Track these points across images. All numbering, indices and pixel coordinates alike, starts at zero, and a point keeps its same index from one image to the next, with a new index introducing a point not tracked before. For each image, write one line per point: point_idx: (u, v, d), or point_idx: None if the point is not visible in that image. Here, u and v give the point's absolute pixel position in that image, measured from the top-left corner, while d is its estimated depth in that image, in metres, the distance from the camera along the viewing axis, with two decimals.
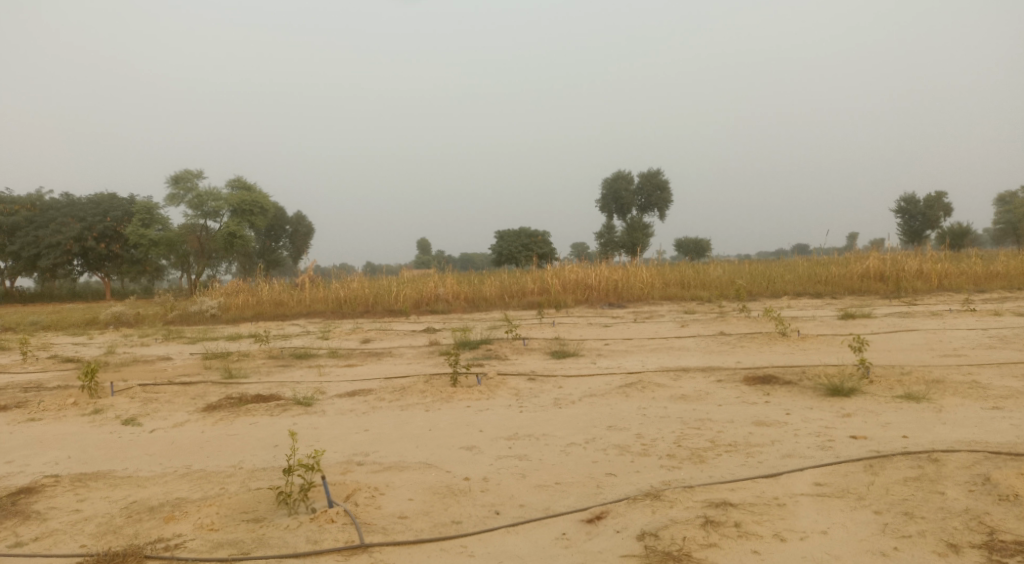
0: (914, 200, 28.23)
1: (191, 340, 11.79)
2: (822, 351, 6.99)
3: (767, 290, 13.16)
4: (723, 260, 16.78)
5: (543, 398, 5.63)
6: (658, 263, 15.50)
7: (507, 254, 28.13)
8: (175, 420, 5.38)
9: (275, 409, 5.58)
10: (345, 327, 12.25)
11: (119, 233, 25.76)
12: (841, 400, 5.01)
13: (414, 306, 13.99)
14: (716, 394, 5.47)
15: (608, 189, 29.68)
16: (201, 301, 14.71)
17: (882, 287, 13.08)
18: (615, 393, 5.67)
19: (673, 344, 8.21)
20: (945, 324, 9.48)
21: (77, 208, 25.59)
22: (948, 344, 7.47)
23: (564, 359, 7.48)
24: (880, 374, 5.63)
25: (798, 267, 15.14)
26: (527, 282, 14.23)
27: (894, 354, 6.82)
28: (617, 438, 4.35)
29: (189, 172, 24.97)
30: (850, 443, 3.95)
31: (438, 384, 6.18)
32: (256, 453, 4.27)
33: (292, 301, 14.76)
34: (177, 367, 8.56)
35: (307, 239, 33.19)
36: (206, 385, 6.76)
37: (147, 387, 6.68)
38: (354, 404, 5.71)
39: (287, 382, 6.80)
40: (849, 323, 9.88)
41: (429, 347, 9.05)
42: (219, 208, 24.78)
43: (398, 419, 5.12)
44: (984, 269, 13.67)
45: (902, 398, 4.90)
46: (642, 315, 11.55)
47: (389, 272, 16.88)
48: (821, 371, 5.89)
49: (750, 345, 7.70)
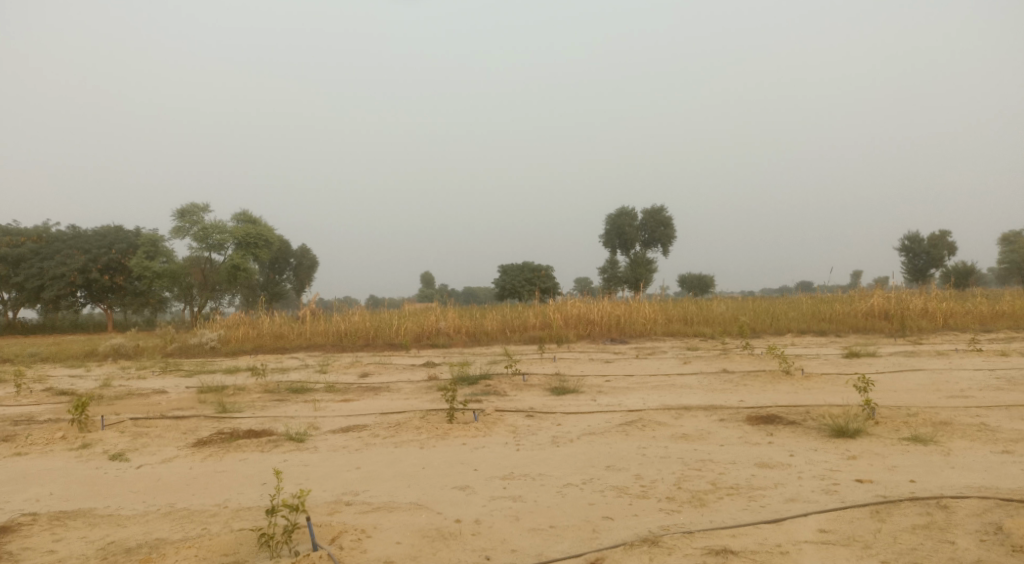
0: (917, 239, 28.20)
1: (188, 373, 11.68)
2: (826, 391, 6.86)
3: (771, 327, 13.05)
4: (726, 297, 16.69)
5: (541, 435, 5.51)
6: (661, 298, 15.42)
7: (510, 289, 28.09)
8: (164, 456, 5.27)
9: (266, 445, 5.47)
10: (344, 361, 12.14)
11: (123, 265, 25.83)
12: (846, 441, 4.87)
13: (415, 339, 13.88)
14: (718, 433, 5.34)
15: (611, 225, 29.76)
16: (201, 333, 14.64)
17: (887, 326, 12.95)
18: (615, 432, 5.54)
19: (674, 381, 8.09)
20: (951, 363, 9.33)
21: (83, 240, 25.73)
22: (955, 385, 7.33)
23: (564, 396, 7.36)
24: (886, 415, 5.50)
25: (802, 305, 15.04)
26: (528, 317, 14.14)
27: (900, 394, 6.68)
28: (615, 478, 4.22)
29: (195, 206, 25.13)
30: (856, 487, 3.82)
31: (434, 421, 6.06)
32: (243, 490, 4.15)
33: (292, 334, 14.67)
34: (171, 400, 8.46)
35: (311, 272, 33.23)
36: (198, 419, 6.65)
37: (138, 421, 6.58)
38: (348, 440, 5.59)
39: (281, 417, 6.68)
40: (854, 362, 9.75)
41: (427, 382, 8.94)
42: (223, 241, 24.87)
43: (391, 457, 5.00)
44: (990, 308, 13.54)
45: (909, 440, 4.77)
46: (644, 351, 11.43)
47: (391, 306, 16.82)
48: (825, 411, 5.76)
49: (753, 383, 7.57)
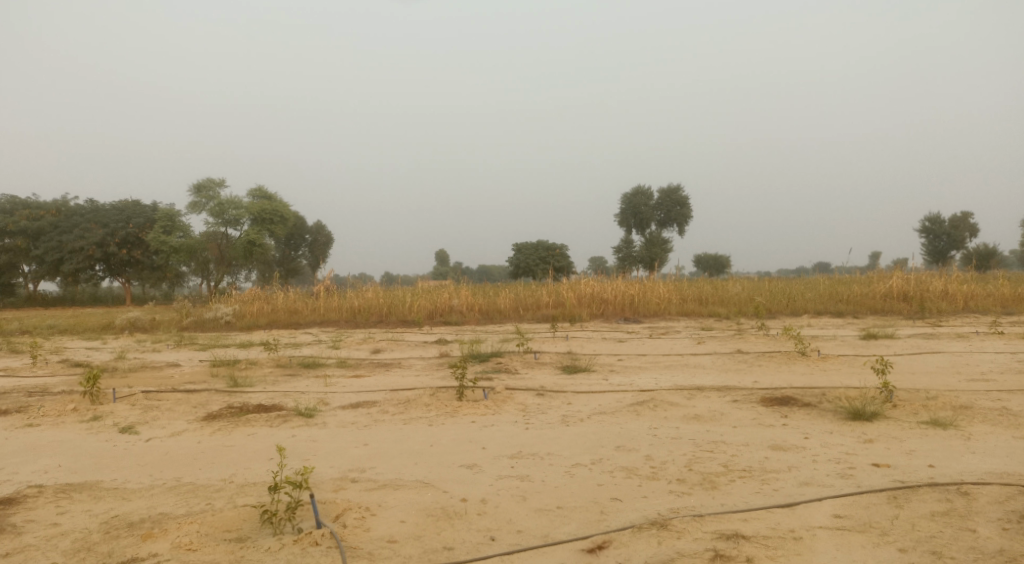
0: (938, 220, 27.71)
1: (202, 347, 11.74)
2: (842, 373, 6.74)
3: (787, 308, 12.87)
4: (742, 277, 16.51)
5: (551, 414, 5.45)
6: (675, 278, 15.28)
7: (525, 267, 27.99)
8: (173, 429, 5.27)
9: (275, 420, 5.45)
10: (357, 337, 12.14)
11: (141, 239, 25.98)
12: (862, 424, 4.77)
13: (428, 317, 13.85)
14: (731, 415, 5.25)
15: (627, 204, 29.49)
16: (216, 308, 14.69)
17: (905, 307, 12.73)
18: (626, 411, 5.47)
19: (688, 361, 7.99)
20: (972, 346, 9.15)
21: (101, 214, 25.89)
22: (975, 368, 7.18)
23: (575, 374, 7.29)
24: (904, 399, 5.38)
25: (819, 286, 14.84)
26: (542, 295, 14.07)
27: (919, 377, 6.54)
28: (625, 459, 4.15)
29: (212, 181, 25.15)
30: (873, 471, 3.72)
31: (444, 398, 6.02)
32: (250, 466, 4.13)
33: (306, 309, 14.69)
34: (184, 373, 8.48)
35: (326, 249, 33.29)
36: (209, 393, 6.65)
37: (149, 394, 6.59)
38: (356, 416, 5.56)
39: (291, 392, 6.67)
40: (871, 344, 9.59)
41: (438, 359, 8.90)
42: (239, 217, 24.93)
43: (399, 434, 4.96)
44: (1012, 291, 13.28)
45: (928, 424, 4.65)
46: (658, 331, 11.34)
47: (405, 283, 16.79)
48: (841, 393, 5.64)
49: (768, 364, 7.46)
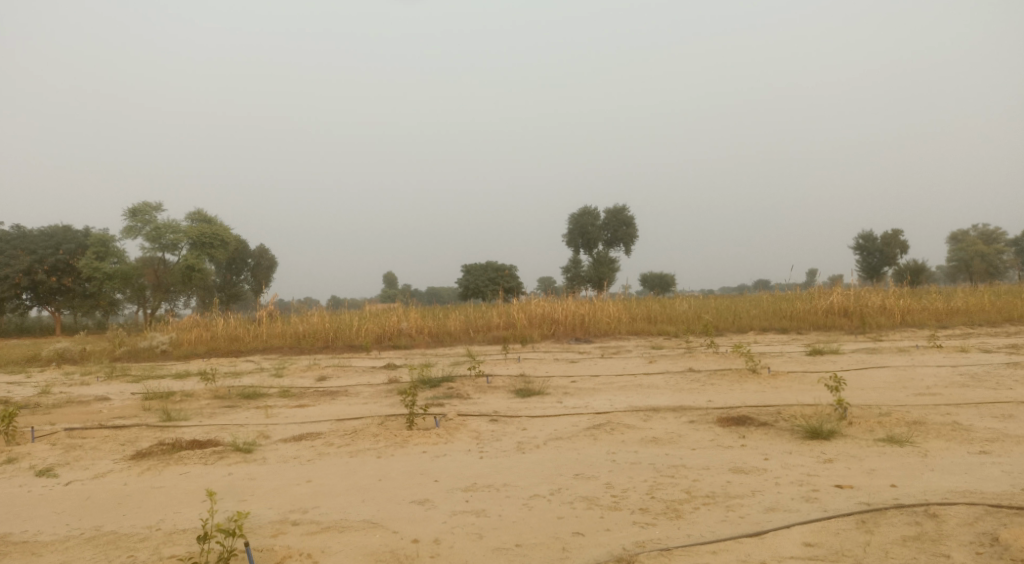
0: (871, 238, 28.75)
1: (135, 378, 11.12)
2: (794, 390, 6.74)
3: (734, 325, 12.99)
4: (688, 296, 16.68)
5: (505, 442, 5.24)
6: (625, 297, 15.31)
7: (474, 289, 27.79)
8: (97, 471, 4.86)
9: (210, 457, 5.08)
10: (301, 364, 11.68)
11: (72, 266, 24.78)
12: (820, 444, 4.71)
13: (376, 341, 13.47)
14: (689, 437, 5.14)
15: (574, 224, 29.66)
16: (152, 336, 14.02)
17: (847, 323, 13.00)
18: (583, 436, 5.30)
19: (641, 382, 7.88)
20: (914, 360, 9.35)
21: (28, 240, 24.64)
22: (920, 382, 7.27)
23: (529, 398, 7.09)
24: (859, 416, 5.37)
25: (763, 303, 15.08)
26: (492, 317, 13.90)
27: (868, 392, 6.59)
28: (585, 488, 3.97)
29: (148, 205, 24.22)
30: (837, 494, 3.64)
31: (393, 427, 5.74)
32: (180, 509, 3.79)
33: (248, 336, 14.13)
34: (113, 408, 7.95)
35: (270, 272, 32.42)
36: (139, 429, 6.21)
37: (73, 432, 6.12)
38: (300, 450, 5.24)
39: (229, 425, 6.28)
40: (818, 360, 9.69)
41: (386, 385, 8.57)
42: (177, 241, 24.04)
43: (346, 468, 4.68)
44: (945, 305, 13.73)
45: (885, 441, 4.63)
46: (609, 351, 11.27)
47: (352, 306, 16.38)
48: (797, 412, 5.60)
49: (721, 383, 7.43)
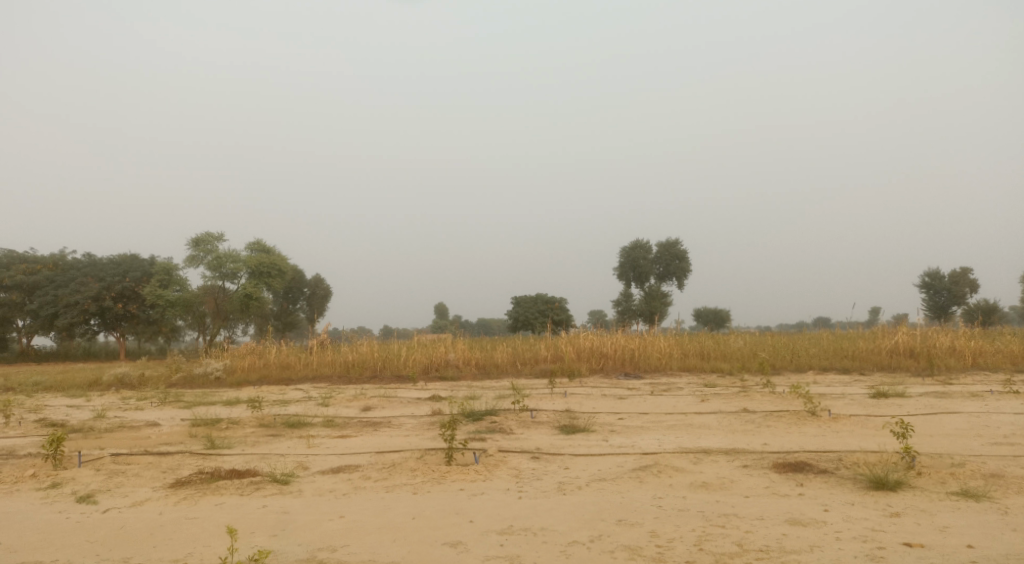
0: (938, 275, 27.52)
1: (187, 404, 11.29)
2: (857, 435, 6.33)
3: (791, 364, 12.48)
4: (743, 332, 16.16)
5: (546, 482, 5.03)
6: (676, 332, 14.93)
7: (523, 321, 27.65)
8: (135, 498, 4.86)
9: (247, 487, 5.03)
10: (348, 394, 11.67)
11: (137, 293, 25.65)
12: (886, 495, 4.36)
13: (423, 371, 13.43)
14: (742, 483, 4.84)
15: (625, 258, 29.34)
16: (207, 363, 14.29)
17: (913, 364, 12.33)
18: (628, 478, 5.06)
19: (692, 421, 7.55)
20: (988, 406, 8.74)
21: (97, 268, 25.70)
22: (996, 430, 6.74)
23: (573, 435, 6.85)
24: (928, 465, 4.98)
25: (822, 341, 14.48)
26: (540, 350, 13.72)
27: (938, 440, 6.14)
28: (627, 536, 3.74)
29: (210, 235, 24.99)
30: (905, 553, 3.33)
31: (432, 462, 5.59)
32: (209, 542, 3.72)
33: (299, 364, 14.27)
34: (161, 434, 8.04)
35: (324, 302, 32.99)
36: (182, 456, 6.23)
37: (118, 457, 6.17)
38: (336, 483, 5.14)
39: (269, 455, 6.24)
40: (882, 403, 9.16)
41: (430, 418, 8.44)
42: (236, 271, 24.69)
43: (381, 504, 4.56)
44: (1021, 347, 12.91)
45: (958, 495, 4.26)
46: (659, 387, 10.93)
47: (402, 336, 16.42)
48: (859, 459, 5.24)
49: (776, 424, 7.05)
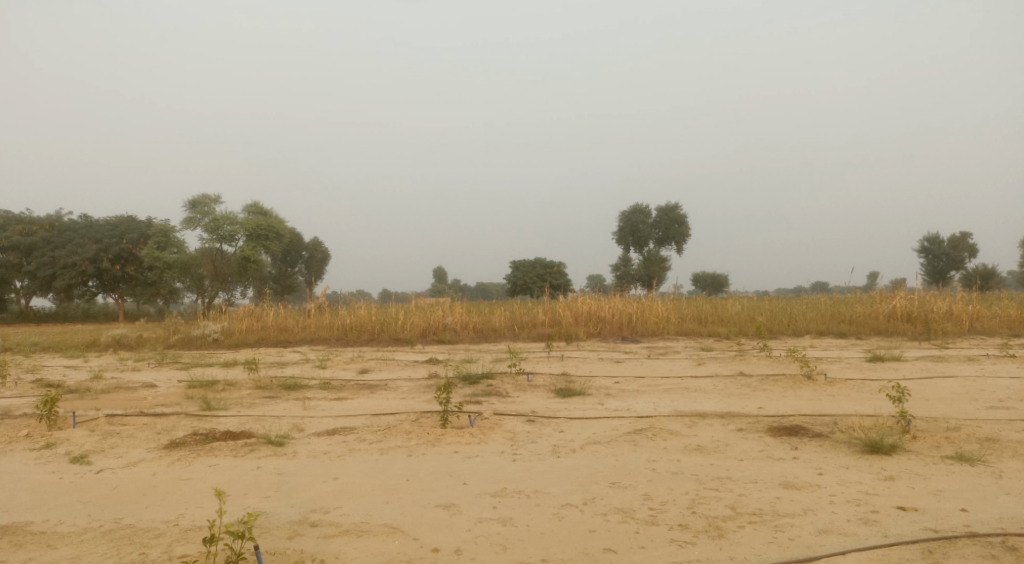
0: (937, 240, 27.42)
1: (185, 366, 11.28)
2: (853, 399, 6.32)
3: (788, 328, 12.47)
4: (741, 296, 16.13)
5: (540, 444, 5.02)
6: (674, 296, 14.88)
7: (522, 285, 27.62)
8: (130, 459, 4.85)
9: (241, 449, 5.01)
10: (345, 356, 11.66)
11: (134, 255, 25.53)
12: (881, 459, 4.35)
13: (420, 335, 13.42)
14: (737, 446, 4.83)
15: (625, 222, 29.18)
16: (204, 325, 14.26)
17: (910, 328, 12.32)
18: (622, 441, 5.05)
19: (688, 385, 7.53)
20: (984, 371, 8.73)
21: (94, 230, 25.54)
22: (991, 394, 6.73)
23: (569, 399, 6.84)
24: (924, 430, 4.97)
25: (820, 305, 14.46)
26: (538, 314, 13.69)
27: (934, 404, 6.13)
28: (621, 498, 3.74)
29: (207, 197, 24.79)
30: (898, 516, 3.32)
31: (427, 425, 5.58)
32: (200, 503, 3.71)
33: (297, 327, 14.25)
34: (157, 395, 8.04)
35: (322, 265, 32.90)
36: (177, 417, 6.22)
37: (113, 418, 6.16)
38: (330, 445, 5.13)
39: (265, 417, 6.23)
40: (879, 367, 9.15)
41: (426, 381, 8.43)
42: (234, 233, 24.55)
43: (375, 466, 4.55)
44: (1018, 312, 12.89)
45: (953, 459, 4.25)
46: (656, 351, 10.92)
47: (400, 300, 16.37)
48: (854, 423, 5.23)
49: (773, 388, 7.04)
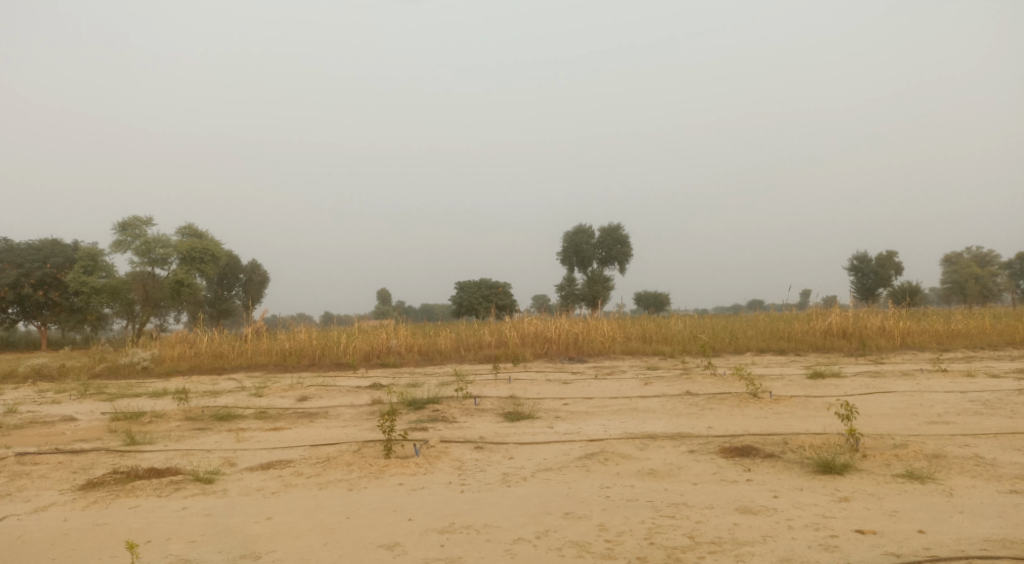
0: (865, 258, 28.49)
1: (109, 397, 10.60)
2: (800, 417, 6.32)
3: (731, 345, 12.60)
4: (683, 315, 16.31)
5: (489, 473, 4.81)
6: (619, 315, 14.92)
7: (467, 306, 27.35)
8: (39, 503, 4.41)
9: (165, 488, 4.64)
10: (283, 383, 11.18)
11: (59, 280, 24.23)
12: (834, 480, 4.30)
13: (364, 358, 13.03)
14: (690, 469, 4.73)
15: (568, 243, 29.35)
16: (133, 353, 13.52)
17: (846, 344, 12.62)
18: (574, 467, 4.88)
19: (637, 406, 7.44)
20: (920, 385, 8.95)
21: (15, 254, 24.18)
22: (930, 409, 6.86)
23: (518, 423, 6.64)
24: (872, 447, 4.98)
25: (759, 323, 14.71)
26: (483, 335, 13.51)
27: (877, 420, 6.19)
28: (575, 530, 3.57)
29: (138, 218, 23.76)
30: (859, 541, 3.25)
31: (369, 456, 5.30)
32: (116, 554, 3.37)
33: (233, 353, 13.66)
34: (77, 429, 7.48)
35: (261, 288, 31.95)
36: (96, 454, 5.76)
37: (24, 457, 5.66)
38: (265, 481, 4.80)
39: (194, 451, 5.82)
40: (820, 384, 9.28)
41: (369, 407, 8.12)
42: (167, 256, 23.62)
43: (314, 502, 4.26)
44: (945, 327, 13.36)
45: (905, 477, 4.24)
46: (603, 371, 10.84)
47: (342, 323, 15.92)
48: (805, 442, 5.20)
49: (720, 407, 7.01)
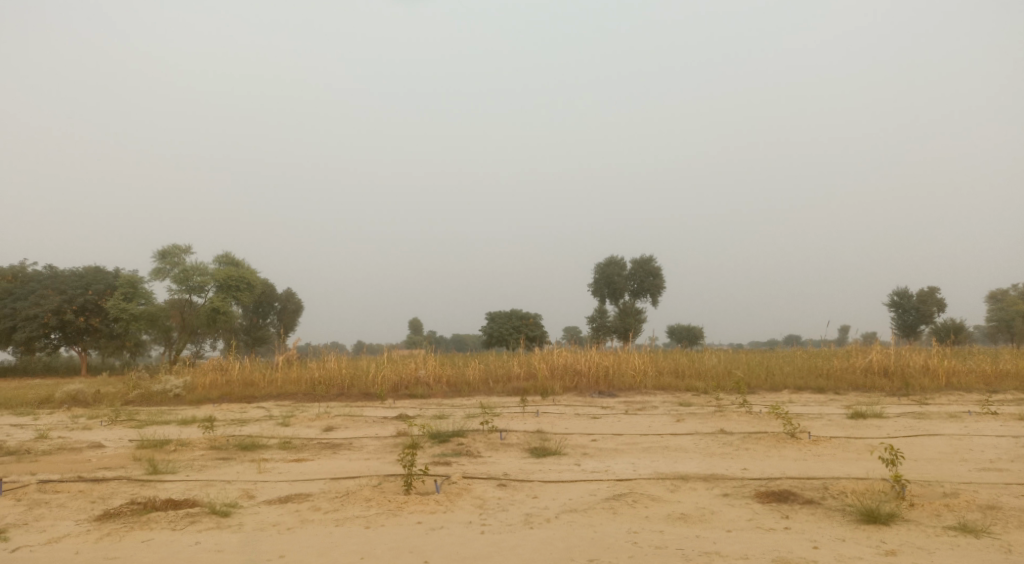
0: (906, 294, 27.69)
1: (139, 424, 10.64)
2: (841, 461, 6.01)
3: (767, 382, 12.22)
4: (717, 349, 15.94)
5: (512, 513, 4.62)
6: (651, 349, 14.62)
7: (497, 337, 27.20)
8: (52, 535, 4.35)
9: (180, 521, 4.54)
10: (311, 413, 11.10)
11: (100, 307, 24.69)
12: (880, 530, 4.02)
13: (392, 389, 12.92)
14: (724, 514, 4.48)
15: (600, 274, 29.14)
16: (166, 380, 13.62)
17: (888, 383, 12.14)
18: (601, 509, 4.66)
19: (668, 444, 7.17)
20: (969, 428, 8.50)
21: (58, 280, 24.75)
22: (982, 454, 6.48)
23: (544, 459, 6.43)
24: (920, 495, 4.67)
25: (796, 359, 14.29)
26: (512, 366, 13.33)
27: (925, 466, 5.85)
28: None
29: (177, 247, 24.22)
30: None
31: (389, 491, 5.15)
32: None
33: (263, 381, 13.67)
34: (102, 457, 7.47)
35: (295, 316, 32.21)
36: (117, 483, 5.71)
37: (45, 486, 5.62)
38: (281, 516, 4.68)
39: (214, 482, 5.74)
40: (862, 425, 8.88)
41: (393, 439, 7.97)
42: (204, 284, 24.00)
43: (328, 540, 4.12)
44: (993, 367, 12.79)
45: (957, 530, 3.95)
46: (634, 406, 10.55)
47: (372, 352, 15.87)
48: (846, 487, 4.92)
49: (756, 448, 6.72)
